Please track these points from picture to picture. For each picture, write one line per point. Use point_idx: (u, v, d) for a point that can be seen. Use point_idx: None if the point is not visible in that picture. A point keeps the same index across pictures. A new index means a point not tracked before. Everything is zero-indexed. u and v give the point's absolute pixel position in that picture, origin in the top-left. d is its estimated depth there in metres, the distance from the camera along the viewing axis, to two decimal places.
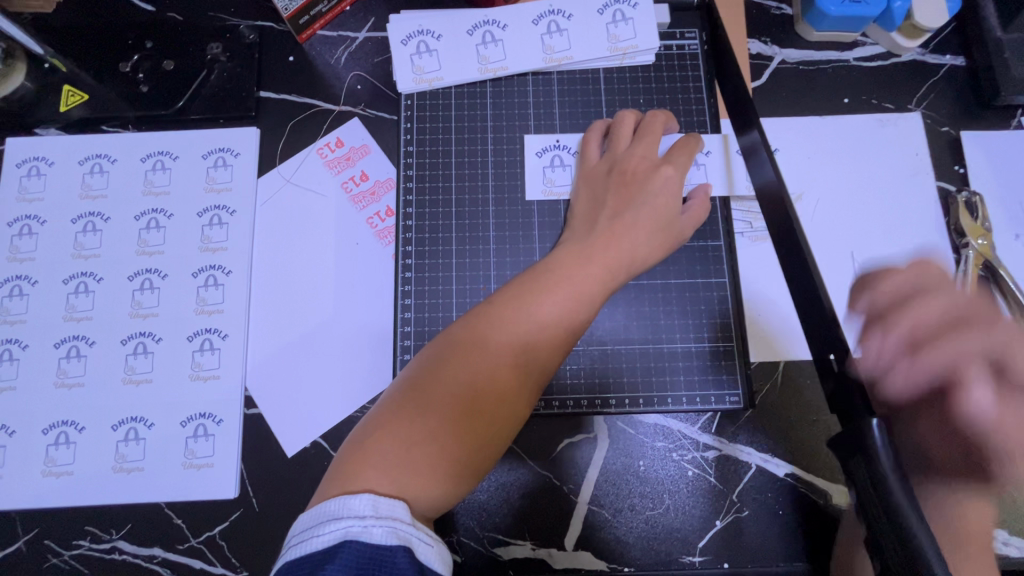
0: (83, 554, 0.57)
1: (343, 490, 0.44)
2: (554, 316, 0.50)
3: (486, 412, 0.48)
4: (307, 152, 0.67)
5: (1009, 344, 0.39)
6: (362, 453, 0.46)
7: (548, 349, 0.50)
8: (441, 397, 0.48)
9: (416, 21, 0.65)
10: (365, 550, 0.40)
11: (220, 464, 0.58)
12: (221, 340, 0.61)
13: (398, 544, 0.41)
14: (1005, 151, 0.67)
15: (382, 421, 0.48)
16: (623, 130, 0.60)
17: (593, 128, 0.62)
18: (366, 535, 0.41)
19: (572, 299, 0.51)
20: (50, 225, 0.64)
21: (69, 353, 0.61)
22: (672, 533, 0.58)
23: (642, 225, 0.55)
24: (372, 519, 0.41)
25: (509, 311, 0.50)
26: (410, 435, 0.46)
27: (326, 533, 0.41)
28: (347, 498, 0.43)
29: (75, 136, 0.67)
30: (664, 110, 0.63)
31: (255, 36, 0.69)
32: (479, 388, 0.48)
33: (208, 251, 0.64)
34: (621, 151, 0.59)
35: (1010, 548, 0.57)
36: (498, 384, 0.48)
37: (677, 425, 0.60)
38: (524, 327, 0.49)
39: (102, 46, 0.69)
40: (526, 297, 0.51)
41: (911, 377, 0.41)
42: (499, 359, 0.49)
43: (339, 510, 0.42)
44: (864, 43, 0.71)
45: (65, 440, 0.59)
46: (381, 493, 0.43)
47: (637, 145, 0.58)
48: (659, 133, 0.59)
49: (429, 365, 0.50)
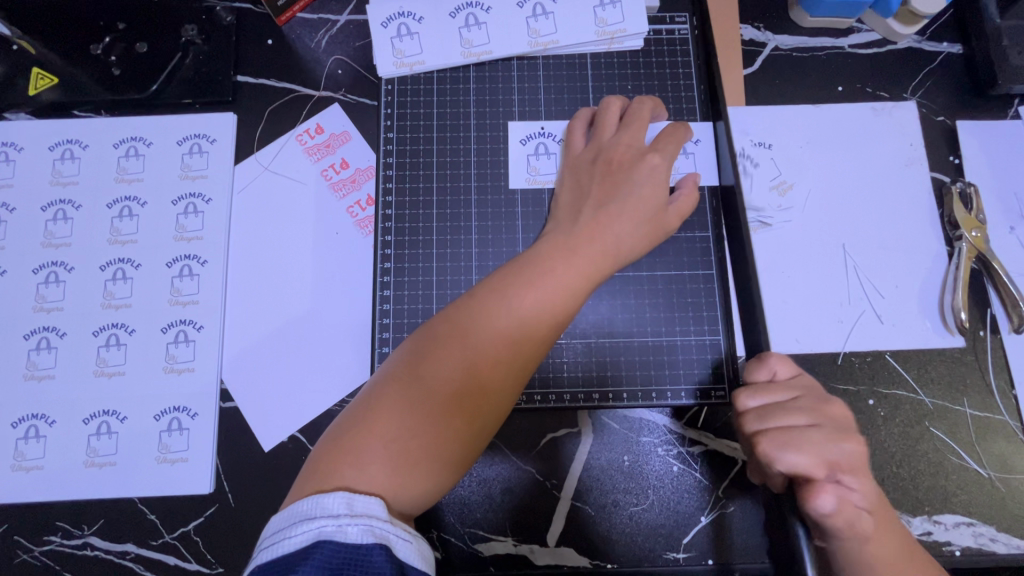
0: (54, 550, 0.56)
1: (318, 488, 0.43)
2: (538, 311, 0.48)
3: (467, 407, 0.47)
4: (285, 138, 0.65)
5: (807, 406, 0.44)
6: (337, 450, 0.45)
7: (532, 344, 0.48)
8: (422, 392, 0.46)
9: (397, 3, 0.63)
10: (340, 550, 0.39)
11: (195, 458, 0.57)
12: (195, 332, 0.60)
13: (374, 541, 0.40)
14: (1001, 142, 0.66)
15: (360, 416, 0.46)
16: (607, 119, 0.58)
17: (579, 116, 0.61)
18: (341, 535, 0.40)
19: (557, 293, 0.49)
20: (19, 213, 0.62)
21: (39, 345, 0.59)
22: (656, 528, 0.57)
23: (626, 216, 0.53)
24: (346, 517, 0.40)
25: (491, 304, 0.49)
26: (389, 432, 0.45)
27: (300, 534, 0.40)
28: (320, 496, 0.42)
29: (45, 121, 0.65)
30: (652, 97, 0.61)
31: (232, 18, 0.67)
32: (461, 384, 0.47)
33: (183, 240, 0.62)
34: (607, 139, 0.57)
35: (997, 545, 0.56)
36: (480, 379, 0.47)
37: (661, 420, 0.59)
38: (507, 322, 0.48)
39: (70, 26, 0.65)
40: (510, 290, 0.49)
41: (780, 436, 0.42)
42: (481, 354, 0.47)
43: (313, 510, 0.41)
44: (859, 30, 0.69)
45: (34, 434, 0.57)
46: (357, 491, 0.42)
47: (623, 133, 0.57)
48: (646, 121, 0.57)
49: (408, 359, 0.48)
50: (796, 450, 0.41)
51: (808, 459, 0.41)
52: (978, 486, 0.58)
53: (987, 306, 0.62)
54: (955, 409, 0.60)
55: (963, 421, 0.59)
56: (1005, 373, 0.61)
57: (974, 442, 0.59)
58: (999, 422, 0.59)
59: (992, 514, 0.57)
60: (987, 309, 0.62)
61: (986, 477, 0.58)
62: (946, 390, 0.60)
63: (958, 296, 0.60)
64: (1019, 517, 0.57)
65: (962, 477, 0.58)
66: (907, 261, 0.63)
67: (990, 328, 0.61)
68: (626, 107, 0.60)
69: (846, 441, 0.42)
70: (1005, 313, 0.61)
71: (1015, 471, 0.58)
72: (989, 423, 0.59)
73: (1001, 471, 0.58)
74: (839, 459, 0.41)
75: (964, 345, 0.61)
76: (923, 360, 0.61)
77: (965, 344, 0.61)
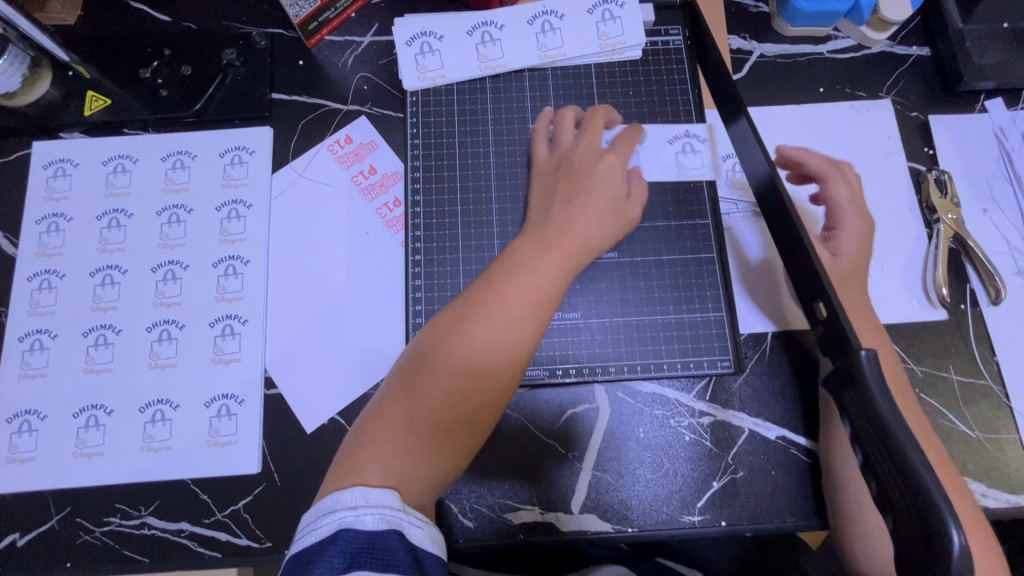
0: (114, 530, 0.60)
1: (339, 485, 0.46)
2: (522, 298, 0.53)
3: (468, 393, 0.51)
4: (318, 148, 0.71)
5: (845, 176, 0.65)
6: (357, 448, 0.49)
7: (521, 332, 0.52)
8: (426, 390, 0.50)
9: (419, 24, 0.70)
10: (358, 537, 0.42)
11: (243, 441, 0.62)
12: (241, 326, 0.65)
13: (389, 528, 0.43)
14: (968, 133, 0.72)
15: (373, 417, 0.50)
16: (565, 125, 0.65)
17: (540, 123, 0.67)
18: (358, 523, 0.43)
19: (538, 285, 0.54)
20: (76, 223, 0.68)
21: (97, 341, 0.64)
22: (671, 494, 0.61)
23: (592, 208, 0.59)
24: (363, 508, 0.44)
25: (477, 300, 0.53)
26: (398, 427, 0.49)
27: (323, 526, 0.44)
28: (340, 493, 0.45)
29: (98, 139, 0.71)
30: (604, 105, 0.68)
31: (267, 42, 0.74)
32: (460, 372, 0.51)
33: (227, 242, 0.68)
34: (567, 146, 0.63)
35: (988, 500, 0.61)
36: (476, 371, 0.51)
37: (673, 394, 0.64)
38: (494, 313, 0.52)
39: (123, 53, 0.73)
40: (493, 285, 0.54)
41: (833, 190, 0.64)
42: (474, 348, 0.51)
43: (333, 505, 0.45)
44: (837, 37, 0.76)
45: (94, 423, 0.62)
46: (373, 484, 0.46)
47: (581, 138, 0.63)
48: (599, 126, 0.64)
49: (411, 361, 0.52)
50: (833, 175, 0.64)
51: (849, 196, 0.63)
52: (968, 446, 0.63)
53: (966, 280, 0.68)
54: (943, 375, 0.65)
55: (950, 387, 0.64)
56: (986, 342, 0.66)
57: (961, 406, 0.64)
58: (983, 387, 0.65)
59: (980, 472, 0.62)
60: (966, 284, 0.67)
61: (974, 438, 0.63)
62: (932, 358, 0.65)
63: (938, 272, 0.66)
64: (1004, 473, 0.62)
65: (951, 437, 0.63)
66: (891, 243, 0.69)
67: (971, 301, 0.67)
68: (580, 114, 0.67)
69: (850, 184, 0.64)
70: (983, 287, 0.67)
71: (1000, 431, 0.63)
72: (973, 387, 0.65)
73: (987, 432, 0.63)
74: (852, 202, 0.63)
75: (947, 317, 0.66)
76: (910, 331, 0.66)
77: (947, 316, 0.66)
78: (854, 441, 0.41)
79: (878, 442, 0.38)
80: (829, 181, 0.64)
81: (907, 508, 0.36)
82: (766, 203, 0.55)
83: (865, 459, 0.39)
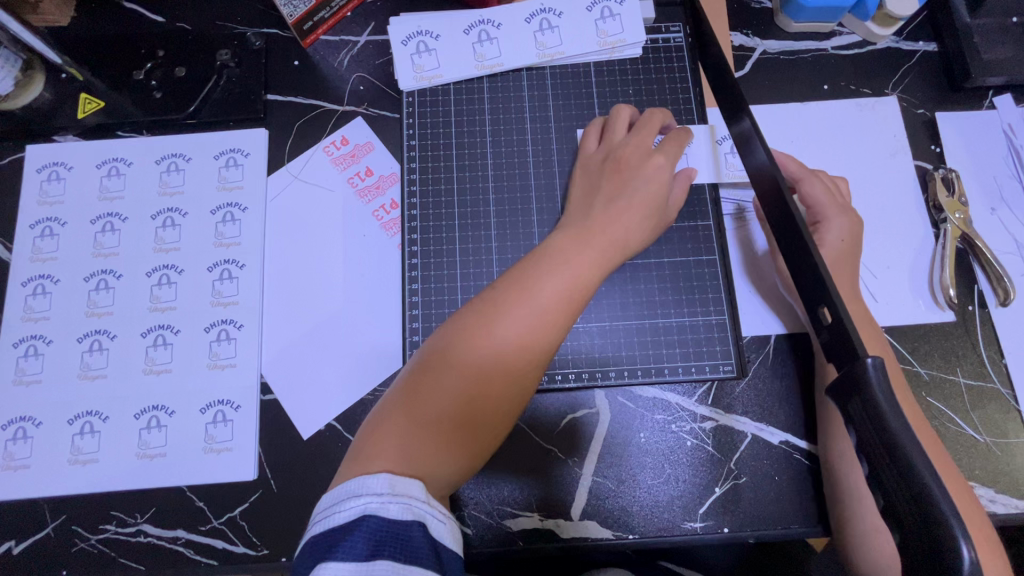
0: (109, 538, 0.59)
1: (362, 470, 0.45)
2: (557, 297, 0.51)
3: (495, 390, 0.49)
4: (314, 149, 0.70)
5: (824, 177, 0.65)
6: (377, 435, 0.47)
7: (553, 332, 0.51)
8: (452, 381, 0.49)
9: (415, 23, 0.69)
10: (383, 526, 0.41)
11: (239, 447, 0.61)
12: (237, 330, 0.64)
13: (413, 519, 0.42)
14: (977, 130, 0.71)
15: (394, 403, 0.49)
16: (619, 123, 0.63)
17: (593, 125, 0.66)
18: (384, 511, 0.42)
19: (571, 286, 0.52)
20: (71, 227, 0.67)
21: (92, 347, 0.64)
22: (673, 500, 0.60)
23: (634, 209, 0.57)
24: (388, 496, 0.42)
25: (513, 295, 0.51)
26: (421, 419, 0.48)
27: (346, 510, 0.42)
28: (366, 477, 0.44)
29: (92, 142, 0.70)
30: (661, 110, 0.65)
31: (262, 43, 0.73)
32: (489, 368, 0.49)
33: (222, 246, 0.67)
34: (619, 142, 0.61)
35: (996, 506, 0.60)
36: (505, 369, 0.49)
37: (675, 398, 0.63)
38: (529, 311, 0.50)
39: (116, 55, 0.72)
40: (528, 280, 0.52)
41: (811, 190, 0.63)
42: (503, 344, 0.49)
43: (358, 488, 0.43)
44: (842, 32, 0.74)
45: (89, 430, 0.61)
46: (398, 472, 0.44)
47: (634, 135, 0.61)
48: (655, 127, 0.62)
49: (437, 348, 0.50)
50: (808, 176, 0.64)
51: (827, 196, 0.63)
52: (975, 450, 0.61)
53: (974, 282, 0.66)
54: (950, 378, 0.64)
55: (958, 391, 0.63)
56: (994, 344, 0.65)
57: (969, 409, 0.63)
58: (991, 390, 0.63)
59: (989, 477, 0.61)
60: (974, 285, 0.66)
61: (982, 442, 0.62)
62: (939, 361, 0.64)
63: (946, 273, 0.65)
64: (1013, 478, 0.61)
65: (959, 442, 0.62)
66: (897, 243, 0.67)
67: (979, 302, 0.65)
68: (635, 116, 0.65)
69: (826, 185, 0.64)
70: (991, 288, 0.65)
71: (1008, 435, 0.62)
72: (982, 391, 0.63)
73: (995, 436, 0.62)
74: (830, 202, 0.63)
75: (954, 319, 0.65)
76: (916, 334, 0.65)
77: (955, 318, 0.65)
78: (859, 452, 0.39)
79: (885, 453, 0.37)
80: (805, 182, 0.63)
81: (916, 523, 0.34)
82: (771, 204, 0.53)
83: (871, 471, 0.38)
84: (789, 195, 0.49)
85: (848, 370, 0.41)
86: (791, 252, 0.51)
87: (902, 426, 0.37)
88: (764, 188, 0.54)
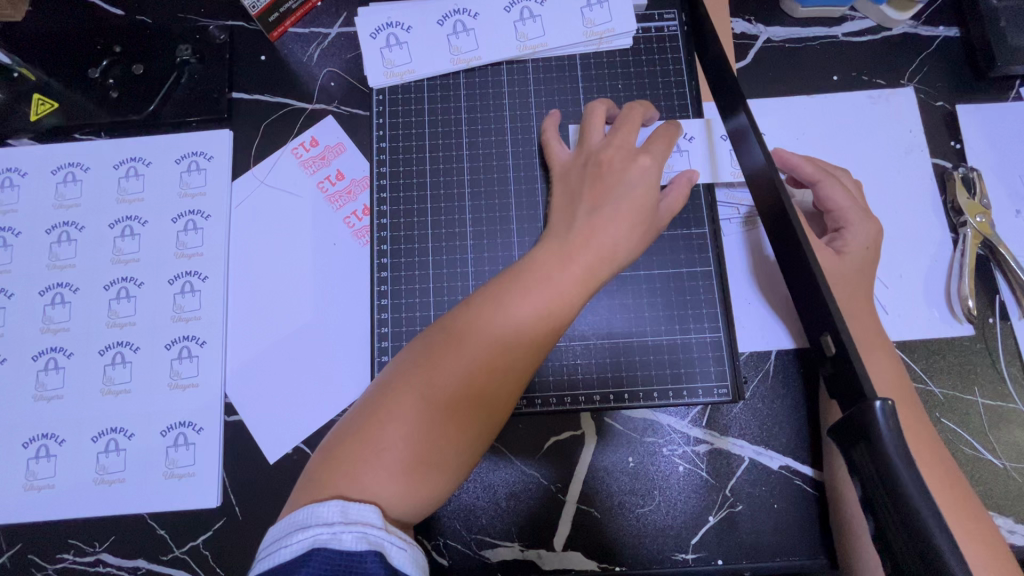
0: (67, 567, 0.56)
1: (311, 499, 0.40)
2: (540, 297, 0.47)
3: (469, 400, 0.44)
4: (280, 152, 0.65)
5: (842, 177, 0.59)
6: (339, 454, 0.42)
7: (534, 336, 0.46)
8: (423, 390, 0.44)
9: (385, 14, 0.64)
10: (333, 559, 0.37)
11: (202, 472, 0.58)
12: (199, 347, 0.60)
13: (369, 550, 0.37)
14: (1002, 125, 0.65)
15: (356, 422, 0.44)
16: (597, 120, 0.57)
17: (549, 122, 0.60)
18: (336, 543, 0.37)
19: (556, 285, 0.47)
20: (24, 236, 0.63)
21: (47, 365, 0.60)
22: (664, 530, 0.56)
23: (620, 215, 0.51)
24: (341, 525, 0.38)
25: (492, 298, 0.47)
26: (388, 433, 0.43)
27: (295, 544, 0.38)
28: (316, 507, 0.39)
29: (47, 146, 0.66)
30: (642, 101, 0.60)
31: (225, 36, 0.68)
32: (463, 376, 0.44)
33: (183, 256, 0.63)
34: (596, 144, 0.56)
35: (1016, 537, 0.55)
36: (481, 376, 0.44)
37: (666, 420, 0.59)
38: (508, 313, 0.46)
39: (71, 51, 0.67)
40: (509, 282, 0.48)
41: (830, 195, 0.57)
42: (479, 350, 0.45)
43: (308, 519, 0.39)
44: (853, 17, 0.68)
45: (45, 453, 0.58)
46: (353, 497, 0.40)
47: (613, 134, 0.55)
48: (634, 124, 0.56)
49: (408, 360, 0.46)
50: (824, 177, 0.58)
51: (846, 199, 0.57)
52: (994, 477, 0.56)
53: (996, 292, 0.61)
54: (967, 398, 0.58)
55: (976, 411, 0.58)
56: (1017, 361, 0.59)
57: (987, 431, 0.58)
58: (1012, 410, 0.58)
59: (1008, 506, 0.56)
60: (995, 295, 0.61)
61: (1001, 468, 0.57)
62: (956, 379, 0.59)
63: (965, 283, 0.59)
64: None
65: (977, 467, 0.57)
66: (911, 250, 0.62)
67: (1000, 314, 0.60)
68: (610, 113, 0.60)
69: (842, 188, 0.58)
70: (1014, 299, 0.60)
71: None
72: (1001, 411, 0.58)
73: (1015, 461, 0.57)
74: (851, 207, 0.57)
75: (973, 333, 0.60)
76: (930, 349, 0.60)
77: (974, 331, 0.60)
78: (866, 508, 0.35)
79: (896, 514, 0.32)
80: (824, 185, 0.57)
81: None
82: (770, 212, 0.48)
83: (878, 531, 0.34)
84: (787, 199, 0.43)
85: (851, 412, 0.36)
86: (791, 269, 0.46)
87: (917, 485, 0.32)
88: (760, 192, 0.49)
